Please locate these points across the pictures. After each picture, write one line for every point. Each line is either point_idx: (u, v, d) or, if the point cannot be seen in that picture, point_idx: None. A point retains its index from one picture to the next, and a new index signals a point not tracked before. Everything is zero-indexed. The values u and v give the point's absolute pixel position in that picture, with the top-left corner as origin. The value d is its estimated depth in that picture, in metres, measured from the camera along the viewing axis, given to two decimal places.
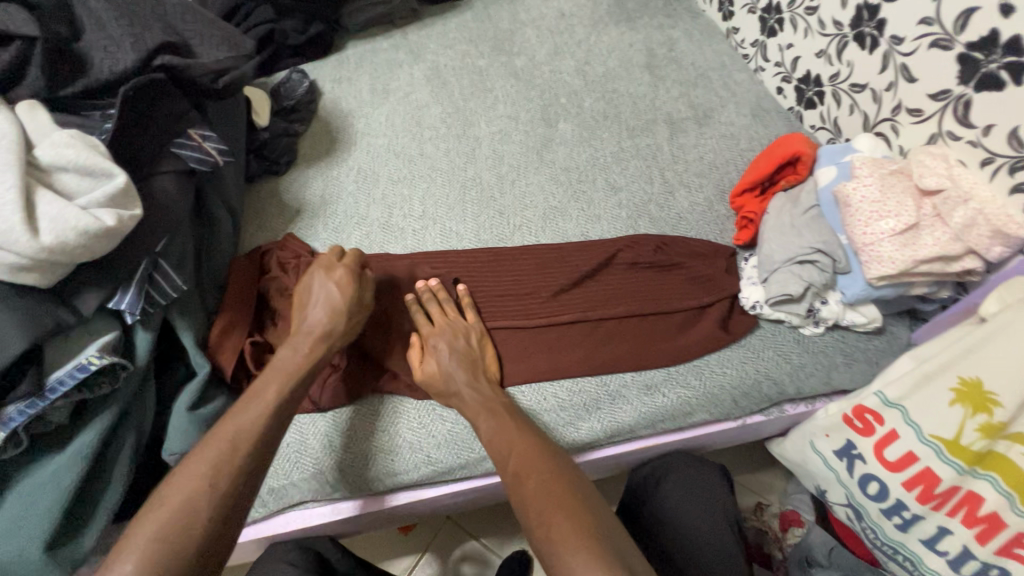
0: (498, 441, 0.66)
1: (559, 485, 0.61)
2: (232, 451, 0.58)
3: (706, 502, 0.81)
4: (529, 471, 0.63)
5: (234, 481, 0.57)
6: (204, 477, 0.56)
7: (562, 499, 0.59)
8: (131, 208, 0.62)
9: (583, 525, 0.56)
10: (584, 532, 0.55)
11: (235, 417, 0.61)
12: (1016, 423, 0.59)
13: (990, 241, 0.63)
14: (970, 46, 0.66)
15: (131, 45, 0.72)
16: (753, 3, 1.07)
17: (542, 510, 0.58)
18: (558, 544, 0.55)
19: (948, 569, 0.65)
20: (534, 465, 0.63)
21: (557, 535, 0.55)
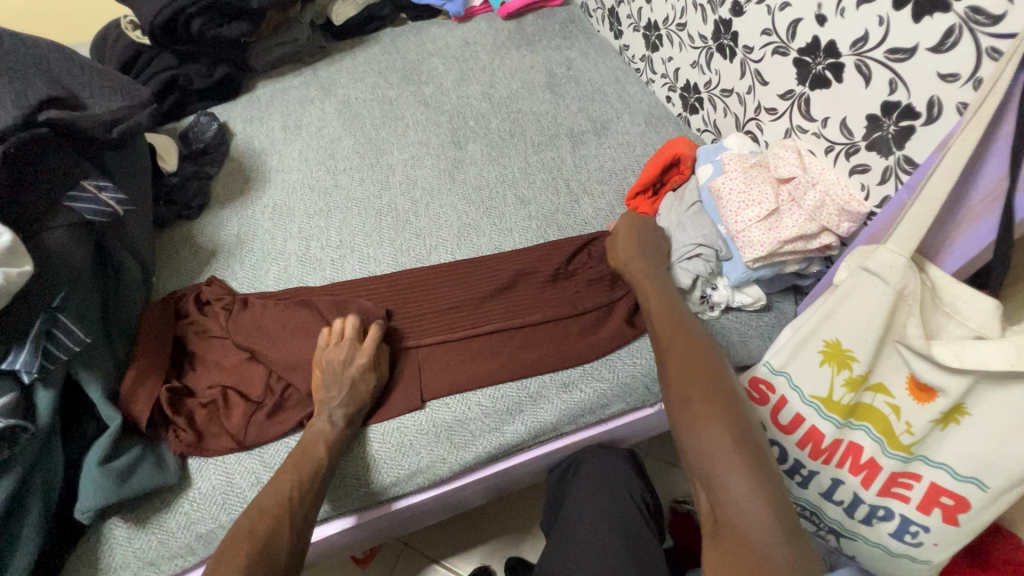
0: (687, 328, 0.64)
1: (707, 365, 0.57)
2: (296, 499, 0.65)
3: (613, 494, 0.86)
4: (680, 355, 0.59)
5: (302, 526, 0.64)
6: (275, 523, 0.62)
7: (708, 384, 0.54)
8: (20, 265, 0.61)
9: (728, 413, 0.51)
10: (728, 418, 0.51)
11: (290, 470, 0.68)
12: (875, 374, 0.66)
13: (839, 218, 0.71)
14: (801, 51, 0.75)
15: (12, 102, 0.71)
16: (636, 21, 1.17)
17: (686, 390, 0.55)
18: (696, 426, 0.51)
19: (844, 515, 0.73)
20: (687, 352, 0.59)
21: (693, 419, 0.52)
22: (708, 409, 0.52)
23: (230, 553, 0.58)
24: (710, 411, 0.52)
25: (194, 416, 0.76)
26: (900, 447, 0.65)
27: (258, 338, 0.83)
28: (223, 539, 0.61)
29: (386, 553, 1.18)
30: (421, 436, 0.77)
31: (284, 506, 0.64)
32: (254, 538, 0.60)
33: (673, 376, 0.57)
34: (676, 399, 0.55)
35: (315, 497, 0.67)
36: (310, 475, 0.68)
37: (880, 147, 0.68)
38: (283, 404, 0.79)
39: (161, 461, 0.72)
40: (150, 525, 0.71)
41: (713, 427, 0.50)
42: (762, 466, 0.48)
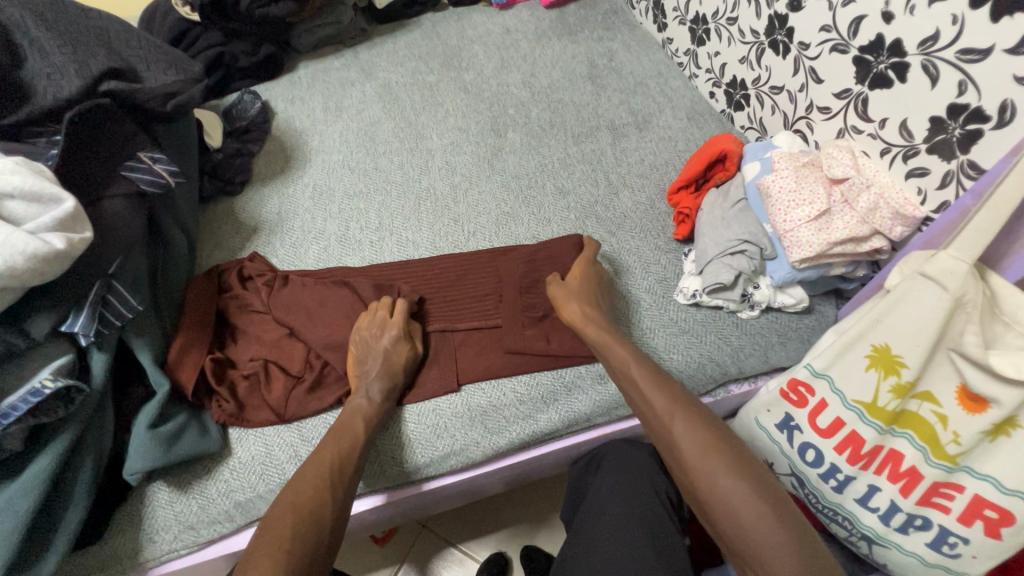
0: (676, 393, 0.68)
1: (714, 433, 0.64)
2: (337, 472, 0.67)
3: (637, 485, 0.86)
4: (692, 430, 0.64)
5: (343, 498, 0.66)
6: (316, 495, 0.64)
7: (731, 459, 0.61)
8: (81, 231, 0.63)
9: (755, 486, 0.59)
10: (758, 493, 0.59)
11: (332, 443, 0.70)
12: (923, 382, 0.65)
13: (892, 222, 0.70)
14: (863, 49, 0.74)
15: (76, 71, 0.72)
16: (683, 14, 1.15)
17: (710, 467, 0.61)
18: (732, 502, 0.59)
19: (879, 523, 0.72)
20: (693, 427, 0.64)
21: (725, 498, 0.59)
22: (737, 484, 0.60)
23: (275, 521, 0.61)
24: (739, 485, 0.60)
25: (236, 387, 0.78)
26: (945, 457, 0.64)
27: (297, 314, 0.85)
28: (270, 507, 0.64)
29: (405, 533, 1.20)
30: (457, 418, 0.78)
31: (326, 477, 0.66)
32: (299, 509, 0.63)
33: (688, 449, 0.63)
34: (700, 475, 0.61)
35: (357, 469, 0.69)
36: (351, 448, 0.70)
37: (942, 150, 0.66)
38: (321, 380, 0.81)
39: (204, 430, 0.74)
40: (191, 490, 0.73)
41: (747, 506, 0.58)
42: (787, 516, 0.58)
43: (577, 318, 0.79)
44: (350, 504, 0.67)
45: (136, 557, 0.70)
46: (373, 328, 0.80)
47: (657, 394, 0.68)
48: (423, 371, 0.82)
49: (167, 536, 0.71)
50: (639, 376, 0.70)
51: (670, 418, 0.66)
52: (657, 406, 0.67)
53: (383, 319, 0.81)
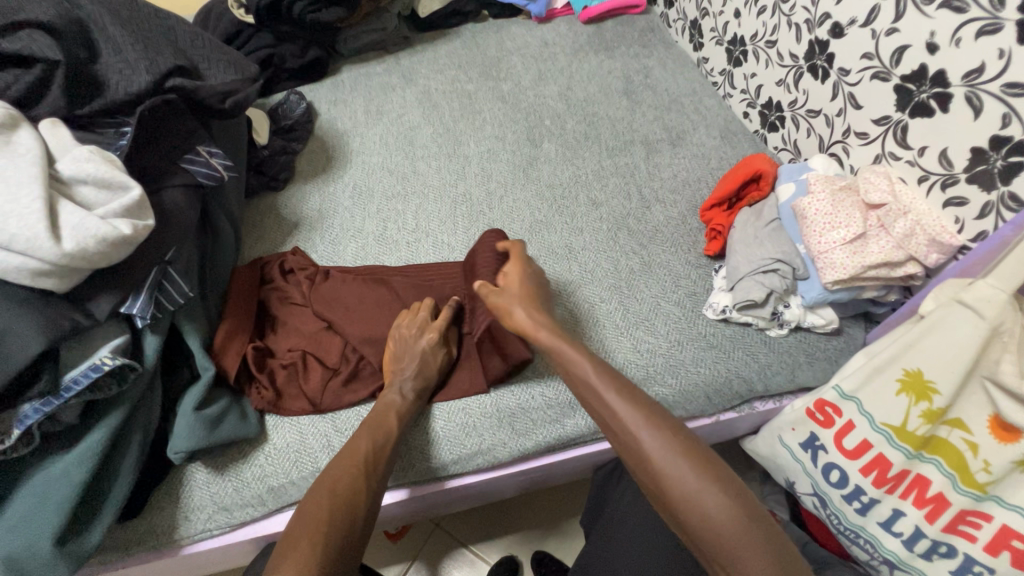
0: (640, 396, 0.66)
1: (669, 427, 0.63)
2: (371, 464, 0.70)
3: None
4: (655, 429, 0.62)
5: (377, 486, 0.69)
6: (354, 480, 0.67)
7: (690, 453, 0.60)
8: (145, 219, 0.66)
9: (721, 479, 0.58)
10: (723, 487, 0.58)
11: (366, 436, 0.72)
12: (954, 409, 0.66)
13: (927, 248, 0.71)
14: (905, 78, 0.75)
15: (146, 67, 0.76)
16: (720, 35, 1.17)
17: (675, 463, 0.59)
18: (693, 499, 0.57)
19: (902, 548, 0.72)
20: (654, 426, 0.62)
21: (691, 493, 0.57)
22: (702, 478, 0.58)
23: (314, 505, 0.64)
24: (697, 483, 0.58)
25: (274, 376, 0.81)
26: (974, 485, 0.64)
27: (336, 309, 0.87)
28: (306, 492, 0.66)
29: (417, 532, 1.22)
30: (485, 419, 0.80)
31: (362, 465, 0.69)
32: (334, 495, 0.65)
33: (648, 448, 0.61)
34: (661, 473, 0.59)
35: (388, 460, 0.72)
36: (384, 440, 0.72)
37: (981, 180, 0.67)
38: (356, 374, 0.84)
39: (244, 415, 0.77)
40: (228, 473, 0.76)
41: (713, 498, 0.57)
42: (751, 510, 0.56)
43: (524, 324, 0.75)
44: (380, 497, 0.69)
45: (172, 534, 0.73)
46: (414, 326, 0.83)
47: (610, 391, 0.66)
48: (455, 372, 0.84)
49: (202, 515, 0.74)
50: (597, 375, 0.68)
51: (628, 418, 0.64)
52: (614, 411, 0.65)
53: (423, 320, 0.84)
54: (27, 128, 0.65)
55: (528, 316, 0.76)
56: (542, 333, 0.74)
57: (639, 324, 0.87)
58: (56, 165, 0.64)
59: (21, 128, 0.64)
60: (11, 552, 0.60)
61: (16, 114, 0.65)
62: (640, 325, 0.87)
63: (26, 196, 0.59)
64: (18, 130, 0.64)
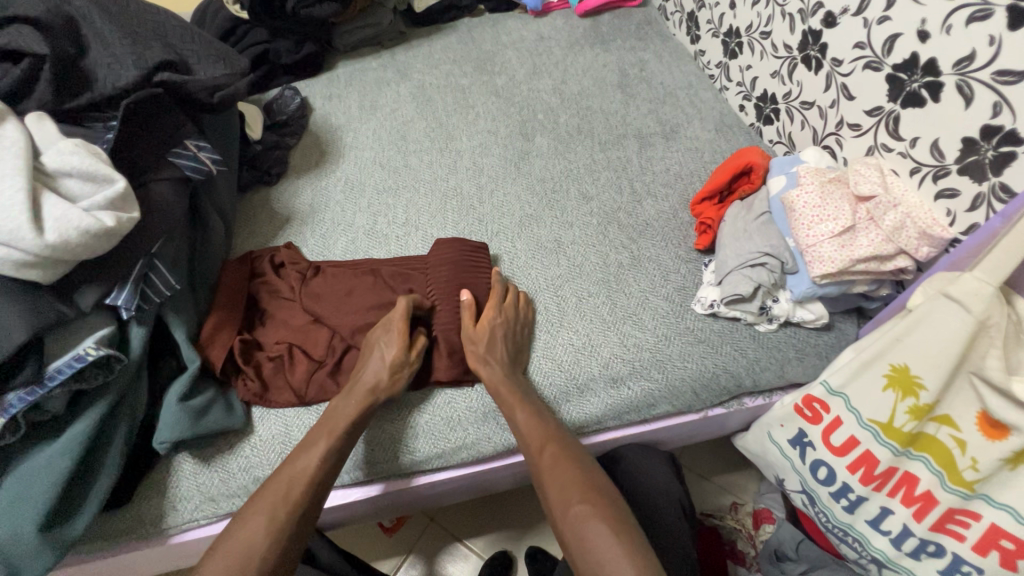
0: (551, 429, 0.74)
1: (577, 467, 0.71)
2: (287, 493, 0.67)
3: (647, 494, 0.86)
4: (557, 466, 0.70)
5: (281, 520, 0.65)
6: (273, 522, 0.65)
7: (585, 491, 0.68)
8: (129, 211, 0.67)
9: (605, 513, 0.66)
10: (604, 518, 0.65)
11: (295, 460, 0.70)
12: (942, 405, 0.64)
13: (918, 241, 0.69)
14: (896, 67, 0.73)
15: (133, 62, 0.77)
16: (716, 27, 1.15)
17: (566, 496, 0.68)
18: (581, 531, 0.65)
19: (891, 547, 0.71)
20: (559, 462, 0.71)
21: (575, 524, 0.66)
22: (588, 509, 0.66)
23: (225, 556, 0.62)
24: (585, 516, 0.66)
25: (261, 368, 0.81)
26: (962, 483, 0.63)
27: (323, 303, 0.88)
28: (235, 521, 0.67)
29: (412, 525, 1.22)
30: (470, 415, 0.80)
31: (279, 504, 0.66)
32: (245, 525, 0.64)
33: (553, 484, 0.70)
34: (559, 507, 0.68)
35: (316, 483, 0.69)
36: (308, 463, 0.69)
37: (973, 172, 0.66)
38: (341, 366, 0.83)
39: (230, 406, 0.78)
40: (214, 464, 0.76)
41: (594, 527, 0.64)
42: (634, 542, 0.63)
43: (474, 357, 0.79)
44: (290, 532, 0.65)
45: (160, 523, 0.74)
46: (383, 334, 0.80)
47: (530, 428, 0.73)
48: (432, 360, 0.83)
49: (189, 505, 0.75)
50: (523, 412, 0.74)
51: (541, 455, 0.72)
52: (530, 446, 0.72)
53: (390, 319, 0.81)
54: (12, 122, 0.66)
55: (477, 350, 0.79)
56: (488, 367, 0.78)
57: (626, 319, 0.86)
58: (41, 158, 0.65)
59: (7, 122, 0.65)
60: None
61: (2, 107, 0.66)
62: (627, 319, 0.86)
63: (9, 188, 0.60)
64: (4, 124, 0.65)
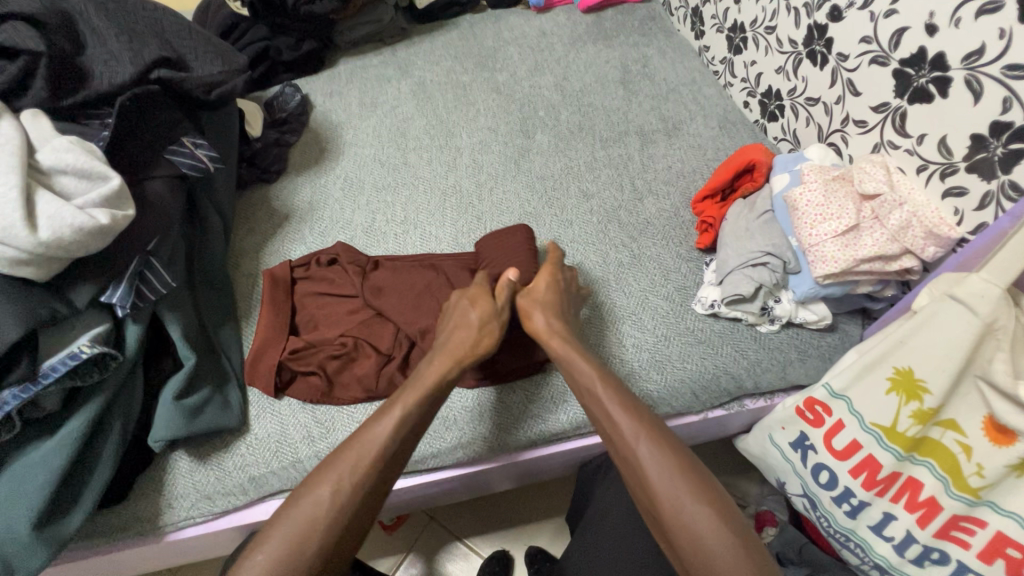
0: (641, 411, 0.67)
1: (679, 455, 0.64)
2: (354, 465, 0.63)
3: None
4: (660, 453, 0.63)
5: (345, 493, 0.62)
6: (341, 494, 0.62)
7: (695, 482, 0.62)
8: (124, 209, 0.67)
9: (721, 509, 0.60)
10: (719, 515, 0.60)
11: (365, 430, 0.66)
12: (947, 409, 0.63)
13: (924, 241, 0.67)
14: (903, 62, 0.72)
15: (130, 59, 0.77)
16: (721, 22, 1.13)
17: (676, 490, 0.61)
18: (696, 530, 0.59)
19: (893, 553, 0.69)
20: (660, 451, 0.64)
21: (688, 522, 0.59)
22: (702, 506, 0.60)
23: (291, 524, 0.60)
24: (699, 514, 0.59)
25: (285, 364, 0.81)
26: (966, 489, 0.61)
27: (387, 297, 0.87)
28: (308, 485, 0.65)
29: (412, 524, 1.22)
30: (466, 414, 0.80)
31: (343, 477, 0.62)
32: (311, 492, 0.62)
33: (657, 476, 0.62)
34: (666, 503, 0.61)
35: (388, 454, 0.65)
36: (382, 432, 0.65)
37: (982, 169, 0.64)
38: (409, 360, 0.83)
39: (226, 404, 0.77)
40: (210, 462, 0.76)
41: (710, 527, 0.59)
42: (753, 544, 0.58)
43: (545, 333, 0.75)
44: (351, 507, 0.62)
45: (156, 520, 0.73)
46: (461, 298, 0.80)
47: (623, 413, 0.66)
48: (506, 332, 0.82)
49: (184, 504, 0.74)
50: (612, 395, 0.68)
51: (638, 443, 0.64)
52: (624, 433, 0.65)
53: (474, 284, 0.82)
54: (8, 119, 0.66)
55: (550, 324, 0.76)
56: (555, 340, 0.74)
57: (625, 318, 0.85)
58: (35, 156, 0.65)
59: (2, 119, 0.65)
60: None
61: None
62: (626, 319, 0.85)
63: (3, 185, 0.60)
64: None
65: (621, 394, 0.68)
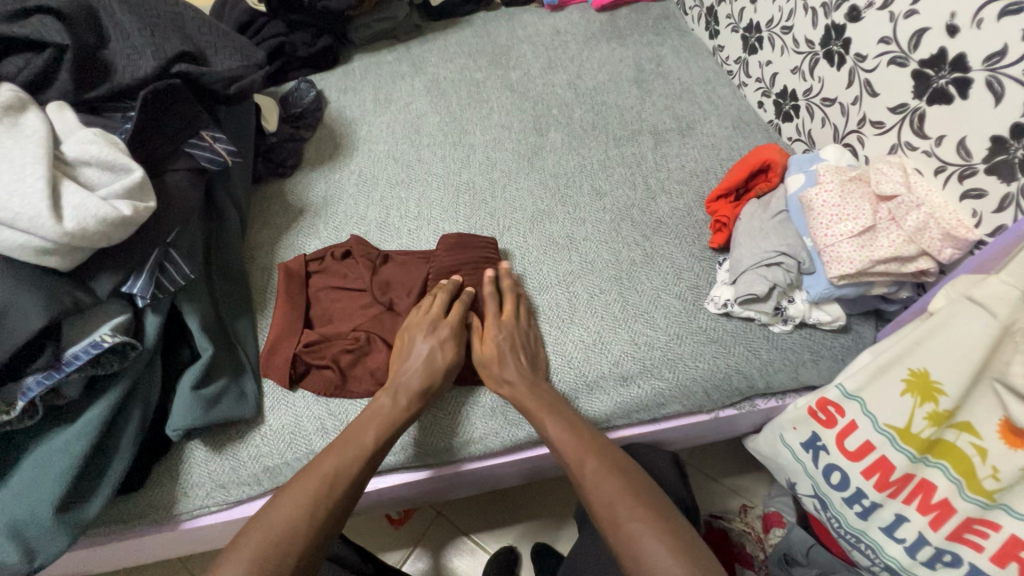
0: (585, 434, 0.71)
1: (618, 474, 0.66)
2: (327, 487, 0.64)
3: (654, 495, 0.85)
4: (600, 471, 0.66)
5: (315, 512, 0.62)
6: (314, 509, 0.62)
7: (636, 501, 0.63)
8: (146, 201, 0.68)
9: (663, 526, 0.60)
10: (661, 531, 0.60)
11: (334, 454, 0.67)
12: (962, 412, 0.63)
13: (942, 243, 0.67)
14: (923, 63, 0.71)
15: (152, 53, 0.78)
16: (736, 21, 1.13)
17: (617, 506, 0.63)
18: (636, 547, 0.59)
19: (905, 555, 0.69)
20: (602, 473, 0.66)
21: (630, 539, 0.60)
22: (643, 524, 0.61)
23: (259, 539, 0.59)
24: (640, 529, 0.60)
25: (299, 357, 0.82)
26: (981, 492, 0.61)
27: (394, 292, 0.89)
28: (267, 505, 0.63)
29: (419, 519, 1.23)
30: (474, 410, 0.81)
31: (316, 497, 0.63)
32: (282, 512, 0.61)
33: (597, 494, 0.65)
34: (608, 521, 0.63)
35: (357, 482, 0.66)
36: (352, 461, 0.67)
37: (1001, 171, 0.63)
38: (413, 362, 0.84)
39: (242, 394, 0.78)
40: (225, 452, 0.77)
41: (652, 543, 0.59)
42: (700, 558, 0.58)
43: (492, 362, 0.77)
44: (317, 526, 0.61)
45: (171, 508, 0.74)
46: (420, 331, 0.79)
47: (566, 435, 0.70)
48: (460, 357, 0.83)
49: (200, 492, 0.76)
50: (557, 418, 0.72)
51: (584, 465, 0.68)
52: (567, 456, 0.69)
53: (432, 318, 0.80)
54: (34, 111, 0.67)
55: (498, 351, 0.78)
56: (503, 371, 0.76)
57: (638, 316, 0.85)
58: (61, 147, 0.66)
59: (29, 112, 0.66)
60: (14, 518, 0.63)
61: (24, 96, 0.67)
62: (639, 317, 0.85)
63: (30, 175, 0.61)
64: (26, 112, 0.67)
65: (568, 418, 0.72)
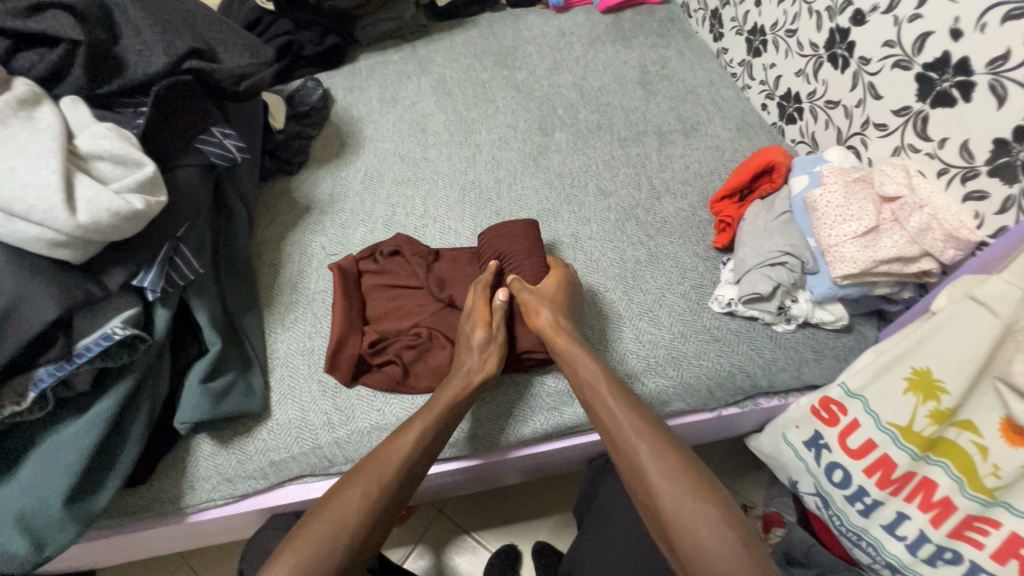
0: (640, 411, 0.70)
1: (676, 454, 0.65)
2: (385, 476, 0.66)
3: None
4: (655, 450, 0.65)
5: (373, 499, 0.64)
6: (372, 497, 0.64)
7: (693, 482, 0.62)
8: (157, 195, 0.68)
9: (720, 508, 0.60)
10: (717, 514, 0.60)
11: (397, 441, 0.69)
12: (964, 410, 0.64)
13: (944, 244, 0.68)
14: (927, 66, 0.72)
15: (164, 49, 0.79)
16: (740, 24, 1.14)
17: (673, 486, 0.62)
18: (691, 527, 0.59)
19: (906, 552, 0.70)
20: (658, 451, 0.65)
21: (686, 519, 0.60)
22: (701, 507, 0.60)
23: (322, 522, 0.62)
24: (694, 510, 0.60)
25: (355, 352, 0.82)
26: (982, 489, 0.62)
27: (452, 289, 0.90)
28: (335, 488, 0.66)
29: (420, 516, 1.23)
30: (481, 407, 0.81)
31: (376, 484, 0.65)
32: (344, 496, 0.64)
33: (653, 472, 0.64)
34: (663, 499, 0.62)
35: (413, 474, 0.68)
36: (407, 449, 0.68)
37: (1004, 173, 0.64)
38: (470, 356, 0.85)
39: (250, 388, 0.79)
40: (232, 446, 0.78)
41: (707, 526, 0.59)
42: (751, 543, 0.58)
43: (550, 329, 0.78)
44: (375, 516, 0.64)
45: (178, 501, 0.75)
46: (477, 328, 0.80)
47: (621, 410, 0.69)
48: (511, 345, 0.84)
49: (207, 485, 0.76)
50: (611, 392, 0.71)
51: (637, 443, 0.66)
52: (623, 431, 0.68)
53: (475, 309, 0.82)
54: (47, 106, 0.68)
55: (555, 323, 0.78)
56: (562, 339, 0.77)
57: (642, 315, 0.86)
58: (74, 141, 0.67)
59: (42, 106, 0.67)
60: (23, 509, 0.63)
61: (38, 90, 0.68)
62: (643, 316, 0.86)
63: (44, 168, 0.61)
64: (40, 107, 0.67)
65: (622, 393, 0.71)
